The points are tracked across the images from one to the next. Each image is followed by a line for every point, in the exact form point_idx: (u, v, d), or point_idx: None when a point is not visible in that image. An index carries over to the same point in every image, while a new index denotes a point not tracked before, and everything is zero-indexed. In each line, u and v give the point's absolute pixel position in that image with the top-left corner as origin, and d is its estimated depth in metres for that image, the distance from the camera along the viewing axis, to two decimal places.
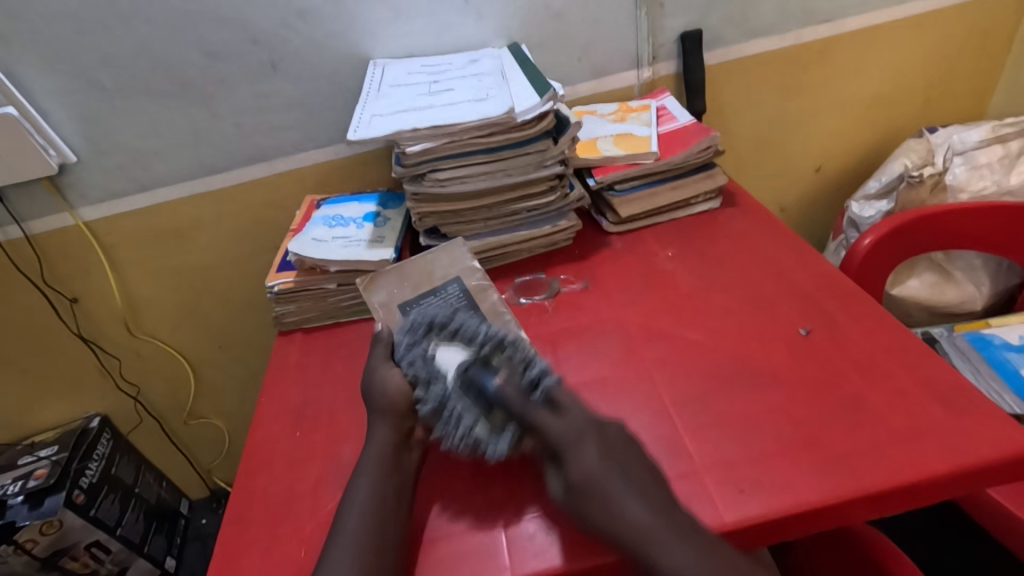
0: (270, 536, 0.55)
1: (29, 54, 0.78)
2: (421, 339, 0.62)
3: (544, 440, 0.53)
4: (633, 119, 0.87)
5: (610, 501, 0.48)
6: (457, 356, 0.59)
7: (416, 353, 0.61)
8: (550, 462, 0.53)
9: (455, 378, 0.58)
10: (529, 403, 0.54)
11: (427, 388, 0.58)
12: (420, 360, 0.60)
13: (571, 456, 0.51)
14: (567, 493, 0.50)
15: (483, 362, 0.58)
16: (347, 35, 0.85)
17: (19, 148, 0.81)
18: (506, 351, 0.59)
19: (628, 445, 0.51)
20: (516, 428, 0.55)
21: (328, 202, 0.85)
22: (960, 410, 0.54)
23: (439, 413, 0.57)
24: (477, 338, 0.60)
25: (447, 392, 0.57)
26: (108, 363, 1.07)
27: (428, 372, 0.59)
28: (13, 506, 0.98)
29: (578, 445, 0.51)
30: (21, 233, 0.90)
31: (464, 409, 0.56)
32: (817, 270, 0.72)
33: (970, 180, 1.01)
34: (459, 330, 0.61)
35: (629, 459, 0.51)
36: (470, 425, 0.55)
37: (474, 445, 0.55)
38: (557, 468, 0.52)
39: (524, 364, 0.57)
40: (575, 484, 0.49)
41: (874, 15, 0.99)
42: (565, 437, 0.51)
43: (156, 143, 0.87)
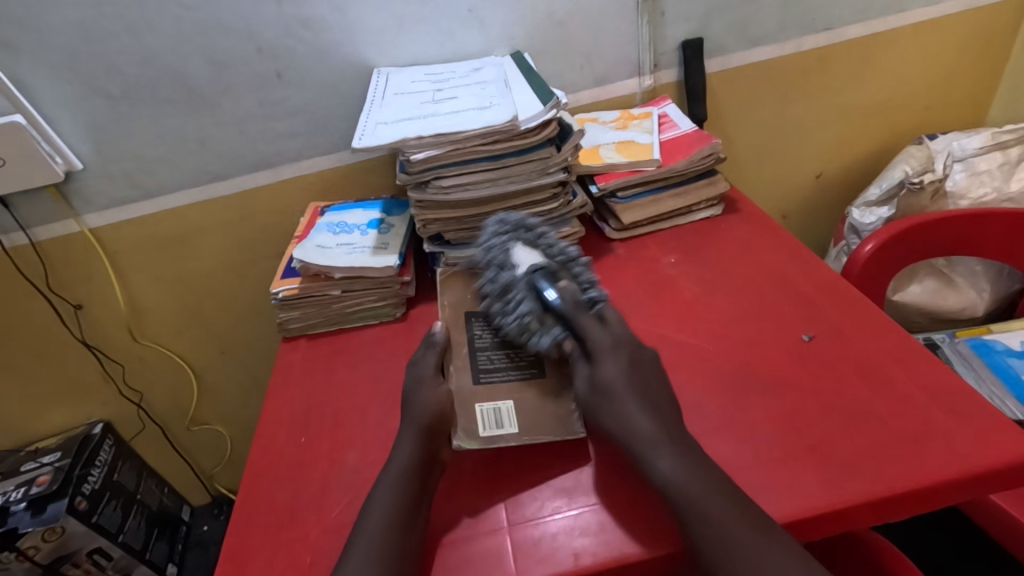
0: (275, 542, 0.55)
1: (37, 62, 0.79)
2: (503, 233, 0.68)
3: (586, 342, 0.59)
4: (635, 127, 0.88)
5: (621, 403, 0.55)
6: (532, 256, 0.65)
7: (496, 240, 0.67)
8: (582, 359, 0.59)
9: (526, 271, 0.63)
10: (581, 312, 0.60)
11: (496, 272, 0.65)
12: (499, 247, 0.66)
13: (602, 359, 0.58)
14: (591, 387, 0.57)
15: (554, 270, 0.64)
16: (351, 44, 0.86)
17: (25, 156, 0.82)
18: (573, 269, 0.65)
19: (639, 403, 0.55)
20: (562, 330, 0.60)
21: (332, 209, 0.86)
22: (963, 416, 0.54)
23: (503, 292, 0.64)
24: (552, 253, 0.66)
25: (515, 279, 0.63)
26: (112, 369, 1.08)
27: (502, 260, 0.65)
28: (15, 513, 0.98)
29: (612, 352, 0.58)
30: (26, 240, 0.91)
31: (524, 299, 0.62)
32: (819, 276, 0.72)
33: (970, 186, 1.01)
34: (542, 238, 0.67)
35: (638, 415, 0.54)
36: (525, 313, 0.61)
37: (524, 327, 0.61)
38: (586, 364, 0.59)
39: (587, 286, 0.64)
40: (600, 383, 0.56)
41: (873, 24, 1.00)
42: (602, 345, 0.58)
43: (161, 151, 0.88)
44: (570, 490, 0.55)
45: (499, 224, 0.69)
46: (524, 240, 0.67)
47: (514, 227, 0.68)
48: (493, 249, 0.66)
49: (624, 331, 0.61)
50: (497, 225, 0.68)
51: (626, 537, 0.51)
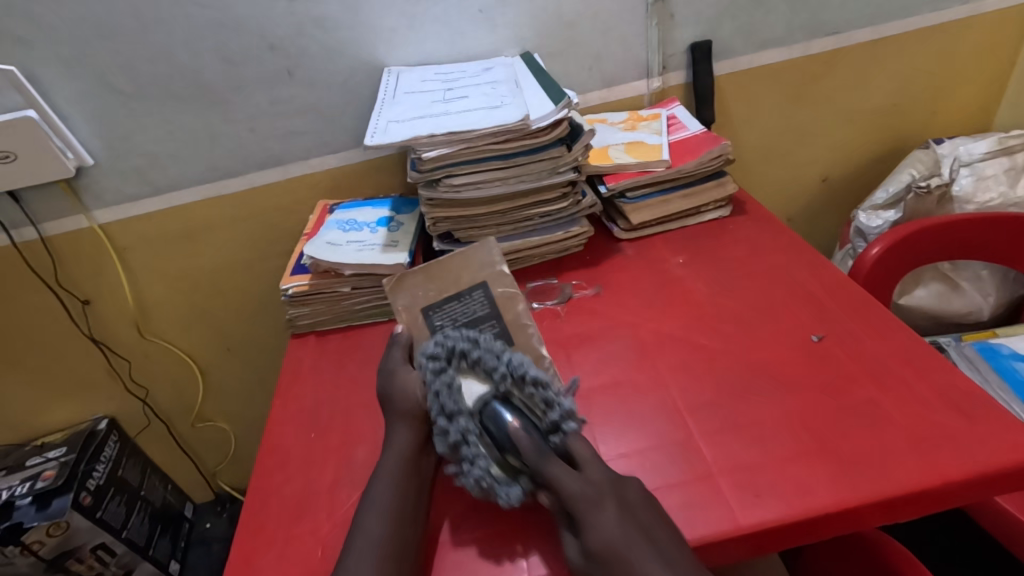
0: (285, 536, 0.55)
1: (51, 58, 0.79)
2: (444, 372, 0.57)
3: (556, 497, 0.50)
4: (644, 128, 0.88)
5: (632, 567, 0.45)
6: (474, 391, 0.56)
7: (437, 385, 0.57)
8: (565, 524, 0.50)
9: (472, 409, 0.55)
10: (543, 455, 0.51)
11: (441, 422, 0.55)
12: (444, 391, 0.56)
13: (580, 526, 0.48)
14: (584, 559, 0.47)
15: (504, 397, 0.55)
16: (363, 42, 0.86)
17: (37, 151, 0.82)
18: (526, 389, 0.55)
19: (652, 555, 0.46)
20: (529, 480, 0.52)
21: (342, 207, 0.86)
22: (972, 416, 0.54)
23: (456, 449, 0.55)
24: (496, 372, 0.56)
25: (468, 426, 0.54)
26: (118, 365, 1.08)
27: (447, 406, 0.56)
28: (21, 507, 0.98)
29: (596, 507, 0.48)
30: (36, 235, 0.91)
31: (481, 453, 0.54)
32: (827, 277, 0.72)
33: (977, 191, 1.01)
34: (480, 361, 0.57)
35: (651, 569, 0.45)
36: (483, 471, 0.53)
37: (486, 490, 0.53)
38: (569, 528, 0.49)
39: (546, 406, 0.54)
40: (591, 552, 0.47)
41: (881, 28, 1.00)
42: (582, 498, 0.49)
43: (172, 147, 0.88)
44: None
45: (431, 358, 0.58)
46: (464, 370, 0.58)
47: (451, 356, 0.58)
48: (436, 397, 0.56)
49: (594, 474, 0.51)
50: (429, 362, 0.58)
51: None
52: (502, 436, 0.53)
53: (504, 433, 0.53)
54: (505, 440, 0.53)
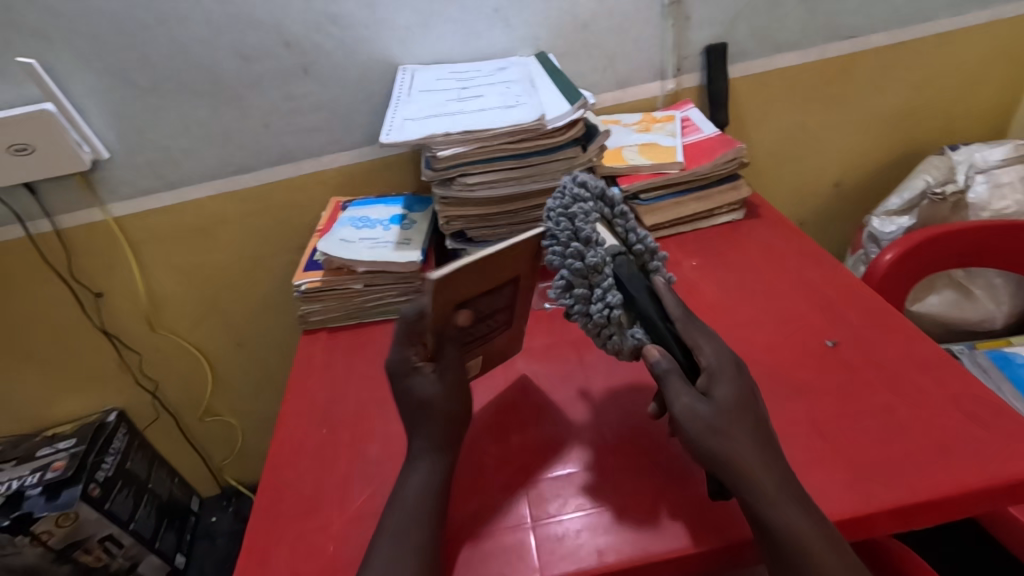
0: (297, 531, 0.55)
1: (69, 52, 0.80)
2: (586, 203, 0.56)
3: (687, 350, 0.52)
4: (658, 130, 0.88)
5: (734, 435, 0.48)
6: (610, 240, 0.56)
7: (580, 212, 0.55)
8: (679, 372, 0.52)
9: (611, 253, 0.54)
10: (687, 317, 0.53)
11: (574, 245, 0.53)
12: (585, 219, 0.54)
13: (706, 383, 0.51)
14: (710, 410, 0.48)
15: (631, 258, 0.56)
16: (378, 40, 0.86)
17: (54, 144, 0.83)
18: (650, 262, 0.57)
19: (751, 431, 0.48)
20: (644, 334, 0.53)
21: (355, 204, 0.86)
22: (989, 424, 0.54)
23: (589, 272, 0.53)
24: (636, 239, 0.57)
25: (607, 262, 0.53)
26: (129, 358, 1.08)
27: (586, 234, 0.54)
28: (30, 498, 0.99)
29: (725, 372, 0.51)
30: (51, 227, 0.92)
31: (614, 290, 0.53)
32: (841, 282, 0.72)
33: (992, 198, 1.00)
34: (621, 217, 0.58)
35: (755, 446, 0.48)
36: (615, 304, 0.52)
37: (605, 324, 0.53)
38: (683, 379, 0.49)
39: (668, 284, 0.57)
40: (719, 406, 0.49)
41: (898, 33, 1.00)
42: (710, 358, 0.51)
43: (187, 142, 0.89)
44: (593, 488, 0.55)
45: (580, 187, 0.57)
46: (603, 218, 0.57)
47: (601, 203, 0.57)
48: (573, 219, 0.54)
49: (715, 343, 0.53)
50: (574, 188, 0.57)
51: (654, 536, 0.50)
52: (639, 292, 0.53)
53: (643, 287, 0.54)
54: (641, 290, 0.53)
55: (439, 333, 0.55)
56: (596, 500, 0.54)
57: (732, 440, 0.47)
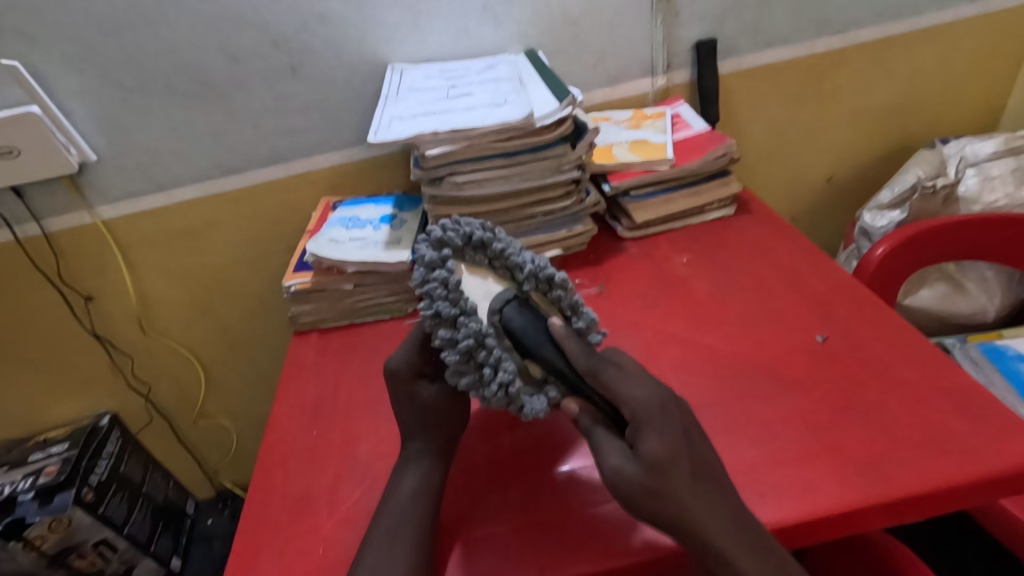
0: (288, 534, 0.55)
1: (54, 53, 0.79)
2: (441, 267, 0.55)
3: (605, 399, 0.51)
4: (648, 126, 0.88)
5: (683, 498, 0.45)
6: (493, 292, 0.55)
7: (435, 282, 0.54)
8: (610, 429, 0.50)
9: (490, 318, 0.53)
10: (594, 359, 0.51)
11: (454, 326, 0.53)
12: (444, 290, 0.53)
13: (635, 437, 0.48)
14: (638, 467, 0.46)
15: (525, 299, 0.55)
16: (366, 39, 0.86)
17: (40, 147, 0.82)
18: (550, 293, 0.56)
19: (696, 493, 0.46)
20: (558, 390, 0.53)
21: (345, 204, 0.86)
22: (978, 417, 0.54)
23: (470, 354, 0.52)
24: (524, 273, 0.56)
25: (483, 331, 0.52)
26: (121, 361, 1.08)
27: (452, 310, 0.52)
28: (22, 503, 0.98)
29: (657, 423, 0.48)
30: (39, 231, 0.91)
31: (505, 354, 0.53)
32: (832, 277, 0.72)
33: (982, 191, 1.01)
34: (499, 256, 0.56)
35: (706, 500, 0.46)
36: (510, 375, 0.52)
37: (511, 398, 0.53)
38: (609, 432, 0.49)
39: (569, 313, 0.56)
40: (648, 463, 0.46)
41: (887, 27, 1.00)
42: (645, 410, 0.48)
43: (175, 144, 0.88)
44: (583, 488, 0.55)
45: (436, 246, 0.56)
46: (473, 264, 0.56)
47: (469, 239, 0.56)
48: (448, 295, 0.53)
49: (651, 387, 0.50)
50: (429, 253, 0.55)
51: (644, 534, 0.50)
52: (535, 339, 0.52)
53: (541, 334, 0.53)
54: (541, 340, 0.52)
55: (442, 339, 0.59)
56: (589, 501, 0.53)
57: (678, 502, 0.45)
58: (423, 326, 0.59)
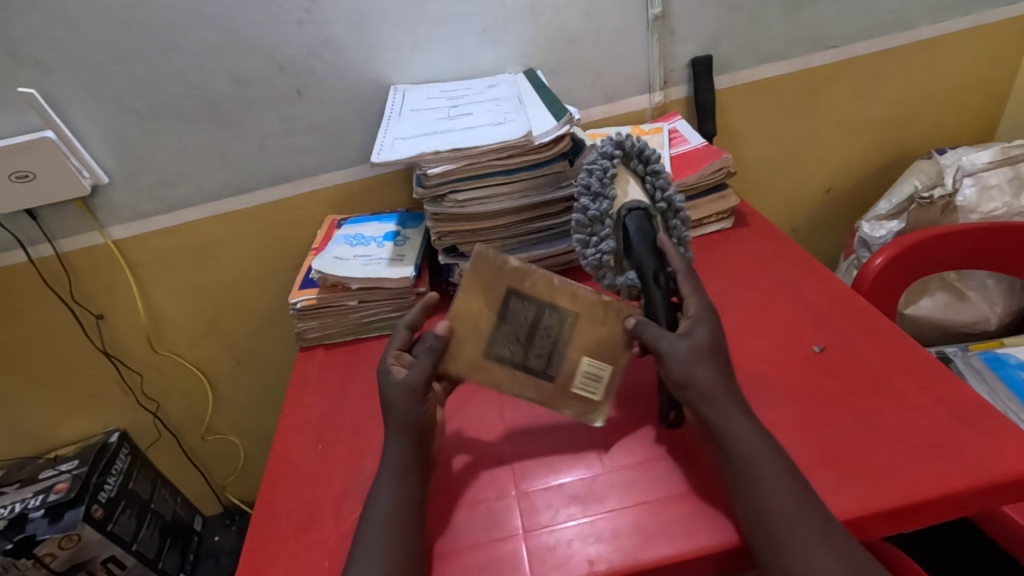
0: (294, 546, 0.56)
1: (69, 80, 0.82)
2: (610, 159, 0.63)
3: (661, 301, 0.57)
4: (646, 142, 0.90)
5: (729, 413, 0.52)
6: (628, 198, 0.62)
7: (599, 166, 0.62)
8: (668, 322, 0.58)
9: (623, 208, 0.61)
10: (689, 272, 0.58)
11: (589, 199, 0.61)
12: (601, 173, 0.62)
13: (686, 326, 0.56)
14: (687, 351, 0.54)
15: (653, 216, 0.61)
16: (369, 61, 0.88)
17: (55, 171, 0.85)
18: (672, 219, 0.63)
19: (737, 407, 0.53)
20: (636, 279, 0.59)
21: (349, 222, 0.88)
22: (975, 426, 0.54)
23: (591, 223, 0.62)
24: (659, 194, 0.63)
25: (607, 212, 0.61)
26: (130, 379, 1.09)
27: (600, 188, 0.61)
28: (33, 520, 0.99)
29: (701, 328, 0.55)
30: (53, 251, 0.93)
31: (608, 235, 0.61)
32: (829, 288, 0.73)
33: (980, 201, 1.02)
34: (654, 174, 0.63)
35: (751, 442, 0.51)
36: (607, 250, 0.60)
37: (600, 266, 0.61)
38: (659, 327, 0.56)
39: (678, 241, 0.63)
40: (694, 347, 0.54)
41: (881, 41, 1.02)
42: (704, 342, 0.55)
43: (185, 165, 0.91)
44: (585, 498, 0.55)
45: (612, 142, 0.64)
46: (633, 171, 0.64)
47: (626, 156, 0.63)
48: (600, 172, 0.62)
49: (704, 300, 0.58)
50: (607, 146, 0.63)
51: (645, 544, 0.51)
52: (639, 246, 0.59)
53: (649, 246, 0.59)
54: (642, 245, 0.59)
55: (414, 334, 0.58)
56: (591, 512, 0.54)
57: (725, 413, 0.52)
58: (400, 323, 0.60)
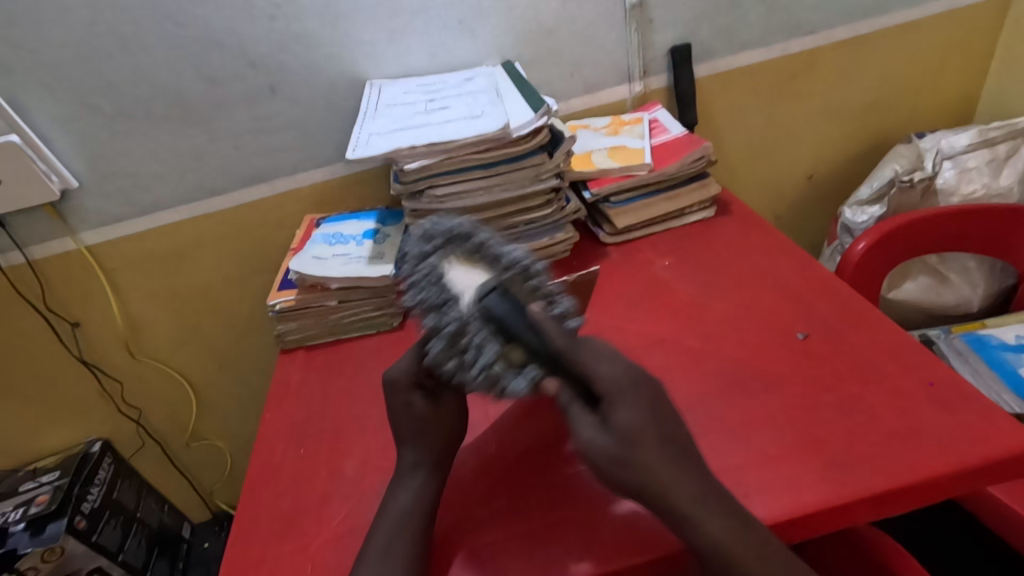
0: (277, 553, 0.55)
1: (33, 82, 0.79)
2: (430, 255, 0.56)
3: (578, 376, 0.49)
4: (626, 133, 0.89)
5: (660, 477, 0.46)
6: (468, 286, 0.53)
7: (424, 271, 0.55)
8: (583, 404, 0.49)
9: (471, 302, 0.51)
10: (573, 343, 0.49)
11: (437, 314, 0.52)
12: (429, 278, 0.55)
13: (606, 410, 0.48)
14: (610, 442, 0.47)
15: (507, 287, 0.51)
16: (344, 57, 0.87)
17: (21, 176, 0.82)
18: (528, 282, 0.53)
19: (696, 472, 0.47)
20: (538, 368, 0.48)
21: (328, 220, 0.86)
22: (958, 409, 0.55)
23: (453, 340, 0.51)
24: (502, 261, 0.54)
25: (464, 317, 0.50)
26: (110, 386, 1.07)
27: (438, 297, 0.53)
28: (14, 534, 0.97)
29: (621, 396, 0.48)
30: (24, 259, 0.91)
31: (483, 339, 0.49)
32: (810, 274, 0.73)
33: (960, 183, 1.02)
34: (481, 249, 0.56)
35: None
36: (490, 359, 0.49)
37: (492, 380, 0.49)
38: (585, 410, 0.48)
39: (549, 299, 0.53)
40: (620, 434, 0.47)
41: (859, 26, 1.02)
42: (613, 383, 0.49)
43: (157, 167, 0.88)
44: (572, 494, 0.55)
45: (426, 237, 0.58)
46: (459, 255, 0.56)
47: (448, 243, 0.56)
48: (431, 282, 0.54)
49: (617, 367, 0.50)
50: (420, 240, 0.58)
51: (632, 539, 0.50)
52: (514, 322, 0.48)
53: (523, 320, 0.48)
54: (520, 325, 0.48)
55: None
56: (578, 509, 0.53)
57: (642, 463, 0.46)
58: (426, 341, 0.58)
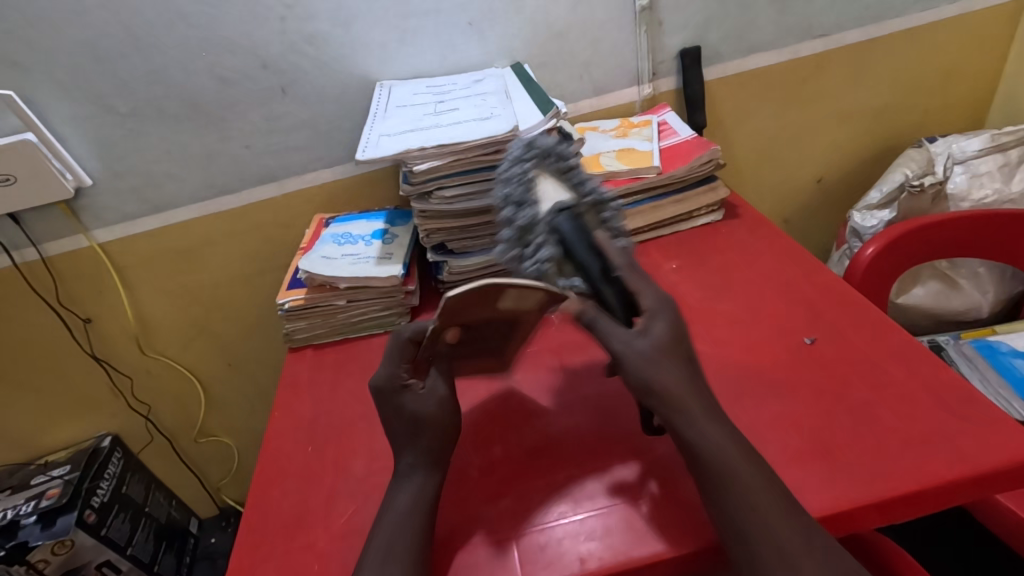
0: (283, 551, 0.55)
1: (48, 81, 0.80)
2: (524, 162, 0.60)
3: (626, 297, 0.54)
4: (635, 135, 0.89)
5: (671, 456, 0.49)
6: (552, 197, 0.57)
7: (515, 172, 0.60)
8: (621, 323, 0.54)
9: (549, 210, 0.56)
10: (630, 270, 0.54)
11: (515, 208, 0.58)
12: (519, 180, 0.59)
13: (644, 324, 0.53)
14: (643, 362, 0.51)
15: (581, 212, 0.56)
16: (355, 58, 0.87)
17: (36, 174, 0.83)
18: (602, 212, 0.58)
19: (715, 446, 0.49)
20: (583, 283, 0.54)
21: (337, 220, 0.87)
22: (967, 416, 0.54)
23: (522, 234, 0.57)
24: (581, 188, 0.59)
25: (537, 217, 0.56)
26: (120, 382, 1.08)
27: (521, 197, 0.58)
28: (25, 527, 0.98)
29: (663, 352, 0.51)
30: (37, 255, 0.92)
31: (545, 242, 0.55)
32: (819, 279, 0.72)
33: (971, 187, 1.01)
34: (574, 170, 0.60)
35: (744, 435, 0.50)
36: (544, 258, 0.55)
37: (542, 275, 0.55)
38: (616, 327, 0.52)
39: (616, 231, 0.59)
40: (650, 362, 0.51)
41: (871, 29, 1.01)
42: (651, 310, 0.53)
43: (169, 166, 0.89)
44: (575, 495, 0.55)
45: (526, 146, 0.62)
46: (550, 170, 0.60)
47: (539, 156, 0.60)
48: (517, 184, 0.59)
49: (655, 290, 0.55)
50: (519, 152, 0.61)
51: (635, 541, 0.50)
52: (578, 246, 0.54)
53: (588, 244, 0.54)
54: (581, 246, 0.54)
55: (432, 351, 0.59)
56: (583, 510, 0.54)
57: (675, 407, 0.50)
58: (399, 339, 0.59)
